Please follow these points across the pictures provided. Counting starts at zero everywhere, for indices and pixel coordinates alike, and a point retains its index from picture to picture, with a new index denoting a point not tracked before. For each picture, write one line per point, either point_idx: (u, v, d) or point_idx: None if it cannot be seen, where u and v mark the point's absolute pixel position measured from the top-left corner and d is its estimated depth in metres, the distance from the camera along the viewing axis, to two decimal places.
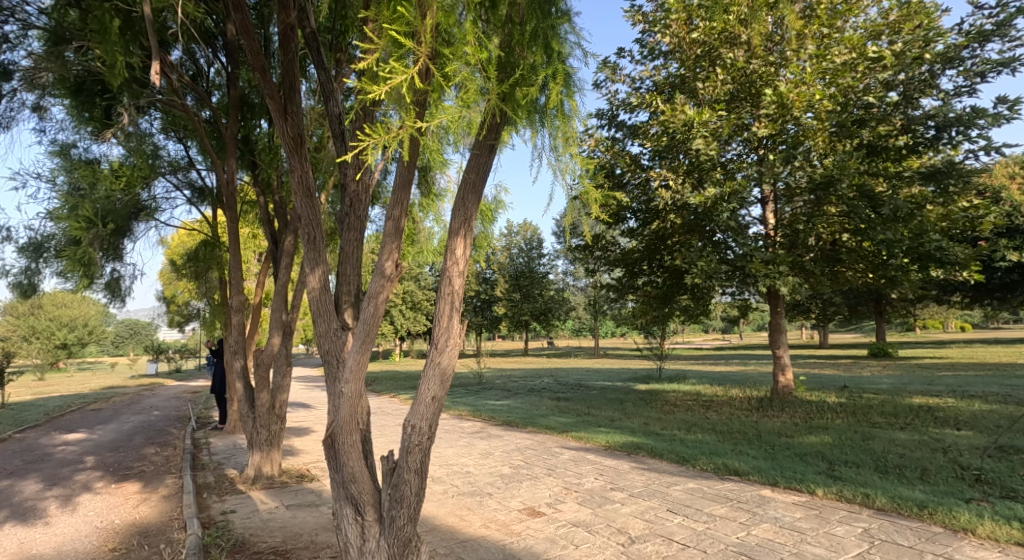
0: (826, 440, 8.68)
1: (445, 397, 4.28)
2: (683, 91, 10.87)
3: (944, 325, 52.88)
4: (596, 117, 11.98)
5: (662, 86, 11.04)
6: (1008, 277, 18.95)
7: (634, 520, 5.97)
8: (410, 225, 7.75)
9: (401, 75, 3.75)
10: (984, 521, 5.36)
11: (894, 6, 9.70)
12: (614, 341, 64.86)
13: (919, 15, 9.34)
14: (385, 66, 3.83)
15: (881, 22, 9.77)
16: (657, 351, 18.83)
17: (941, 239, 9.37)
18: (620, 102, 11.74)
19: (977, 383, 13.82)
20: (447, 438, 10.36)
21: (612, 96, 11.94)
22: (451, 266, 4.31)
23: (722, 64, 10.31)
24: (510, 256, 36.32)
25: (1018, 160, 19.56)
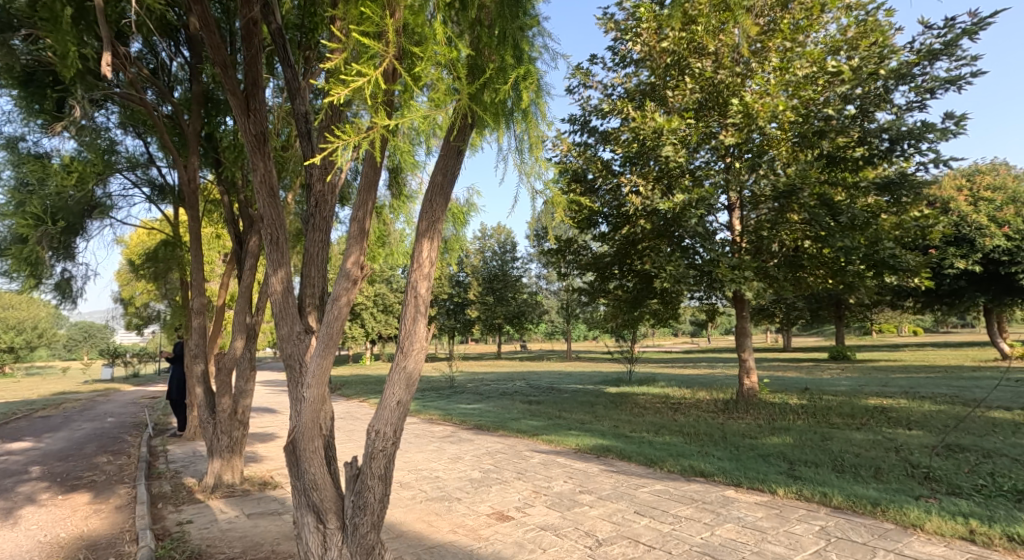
0: (787, 440, 8.84)
1: (411, 401, 4.19)
2: (653, 99, 10.94)
3: (899, 329, 54.66)
4: (567, 123, 12.01)
5: (633, 93, 11.08)
6: (957, 284, 19.72)
7: (601, 523, 5.95)
8: (380, 227, 7.64)
9: (367, 74, 3.66)
10: (932, 517, 5.49)
11: (853, 22, 9.92)
12: (584, 344, 65.26)
13: (875, 33, 9.60)
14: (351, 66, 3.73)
15: (840, 38, 9.97)
16: (627, 354, 18.95)
17: (895, 247, 9.61)
18: (592, 108, 11.80)
19: (932, 384, 14.30)
20: (417, 442, 10.23)
21: (584, 102, 12.00)
22: (417, 269, 4.23)
23: (690, 73, 10.42)
24: (483, 260, 36.26)
25: (965, 173, 20.40)
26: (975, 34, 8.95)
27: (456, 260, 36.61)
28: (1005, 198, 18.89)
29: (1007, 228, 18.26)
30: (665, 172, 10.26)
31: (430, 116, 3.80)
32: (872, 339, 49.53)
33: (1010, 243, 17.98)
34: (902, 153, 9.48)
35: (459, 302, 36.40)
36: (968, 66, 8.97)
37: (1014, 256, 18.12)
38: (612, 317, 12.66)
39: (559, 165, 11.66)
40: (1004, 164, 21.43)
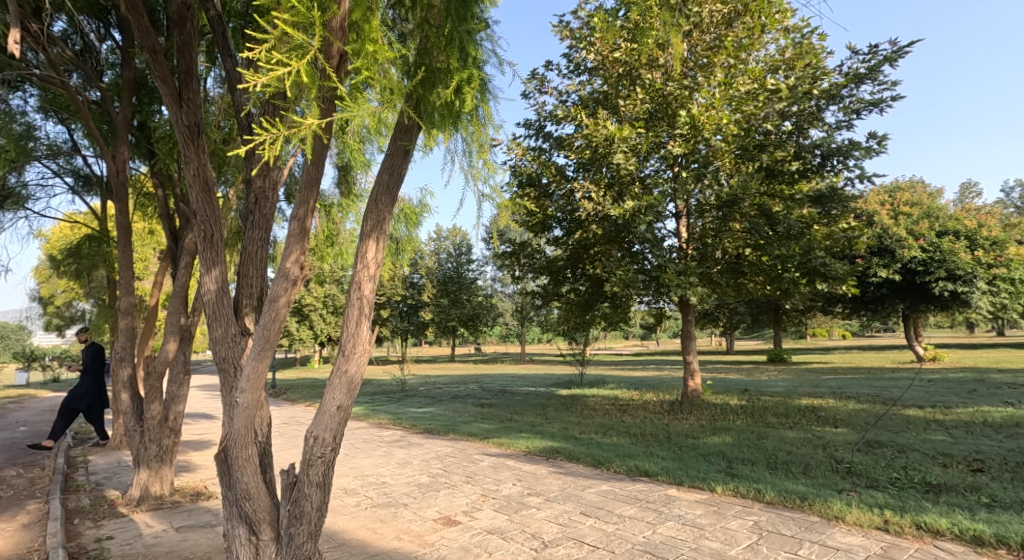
0: (726, 440, 9.02)
1: (352, 406, 4.01)
2: (606, 108, 11.04)
3: (831, 333, 57.32)
4: (522, 127, 11.97)
5: (587, 101, 11.15)
6: (880, 292, 20.78)
7: (547, 524, 5.89)
8: (328, 225, 7.41)
9: (286, 67, 3.32)
10: (853, 509, 5.67)
11: (790, 43, 10.24)
12: (535, 347, 65.65)
13: (810, 54, 9.95)
14: (271, 55, 3.38)
15: (779, 58, 10.30)
16: (578, 357, 19.07)
17: (826, 256, 9.94)
18: (547, 113, 11.81)
19: (861, 385, 15.01)
20: (363, 447, 9.93)
21: (539, 107, 11.99)
22: (362, 269, 4.04)
23: (641, 84, 10.52)
24: (437, 261, 35.76)
25: (887, 188, 21.63)
26: (896, 60, 9.42)
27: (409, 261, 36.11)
28: (923, 212, 20.11)
29: (922, 241, 19.46)
30: (616, 179, 10.28)
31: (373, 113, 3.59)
32: (807, 343, 51.71)
33: (925, 254, 19.12)
34: (832, 168, 9.95)
35: (412, 305, 35.88)
36: (890, 90, 9.43)
37: (929, 267, 19.23)
38: (565, 320, 12.72)
39: (512, 170, 11.60)
40: (921, 182, 22.80)
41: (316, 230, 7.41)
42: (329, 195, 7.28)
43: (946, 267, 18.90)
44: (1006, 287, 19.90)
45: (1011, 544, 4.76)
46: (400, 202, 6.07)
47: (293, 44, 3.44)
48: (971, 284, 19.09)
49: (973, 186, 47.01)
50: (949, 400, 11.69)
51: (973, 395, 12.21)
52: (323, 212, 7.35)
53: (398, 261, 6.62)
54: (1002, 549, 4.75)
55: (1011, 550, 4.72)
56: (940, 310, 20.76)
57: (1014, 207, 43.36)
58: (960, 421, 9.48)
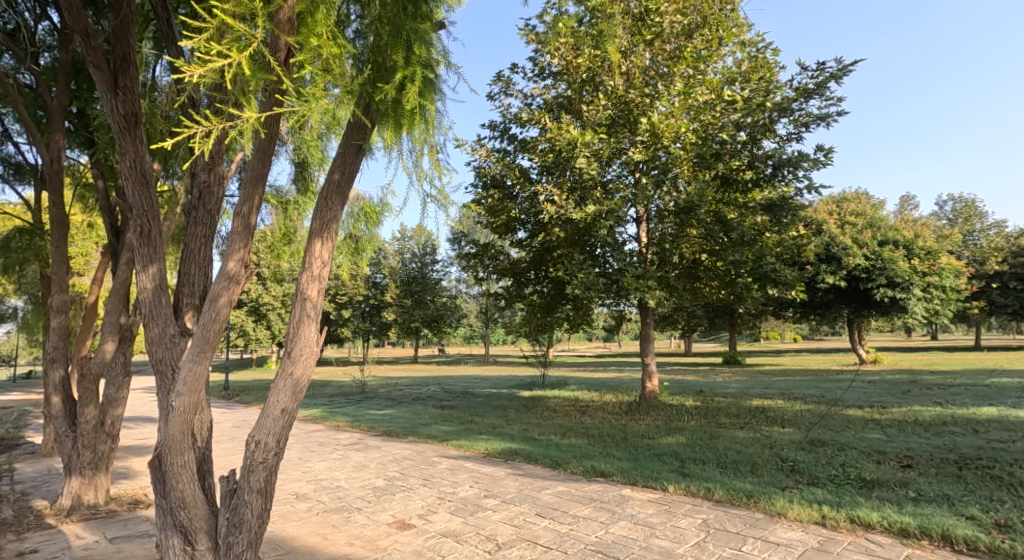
0: (681, 440, 9.21)
1: (297, 409, 3.92)
2: (570, 112, 11.19)
3: (782, 334, 59.32)
4: (487, 128, 12.00)
5: (552, 105, 11.27)
6: (826, 298, 21.66)
7: (503, 526, 5.89)
8: (286, 224, 7.32)
9: (223, 59, 3.19)
10: (794, 505, 5.87)
11: (746, 56, 10.55)
12: (500, 348, 66.05)
13: (764, 68, 10.28)
14: (208, 45, 3.24)
15: (735, 70, 10.57)
16: (541, 358, 19.20)
17: (776, 262, 10.37)
18: (512, 115, 11.87)
19: (809, 385, 15.71)
20: (319, 450, 9.73)
21: (504, 109, 12.04)
22: (308, 270, 3.96)
23: (604, 91, 10.68)
24: (401, 261, 35.41)
25: (834, 199, 22.70)
26: (841, 78, 9.84)
27: (372, 261, 35.69)
28: (866, 222, 21.12)
29: (865, 249, 20.33)
30: (580, 183, 10.39)
31: (320, 112, 3.52)
32: (759, 345, 53.45)
33: (867, 262, 20.01)
34: (783, 178, 10.18)
35: (374, 305, 35.57)
36: (836, 106, 9.83)
37: (871, 274, 20.14)
38: (527, 321, 12.77)
39: (477, 170, 11.63)
40: (865, 194, 23.85)
41: (273, 228, 7.35)
42: (289, 191, 7.08)
43: (886, 274, 19.83)
44: (939, 294, 21.04)
45: (934, 535, 5.00)
46: (359, 200, 5.85)
47: (234, 35, 3.34)
48: (907, 290, 20.05)
49: (910, 199, 49.65)
50: (887, 400, 12.23)
51: (906, 395, 12.84)
52: (280, 210, 7.27)
53: (360, 259, 6.54)
54: (926, 540, 4.99)
55: (934, 540, 4.96)
56: (880, 316, 21.76)
57: (947, 219, 45.88)
58: (895, 420, 9.91)
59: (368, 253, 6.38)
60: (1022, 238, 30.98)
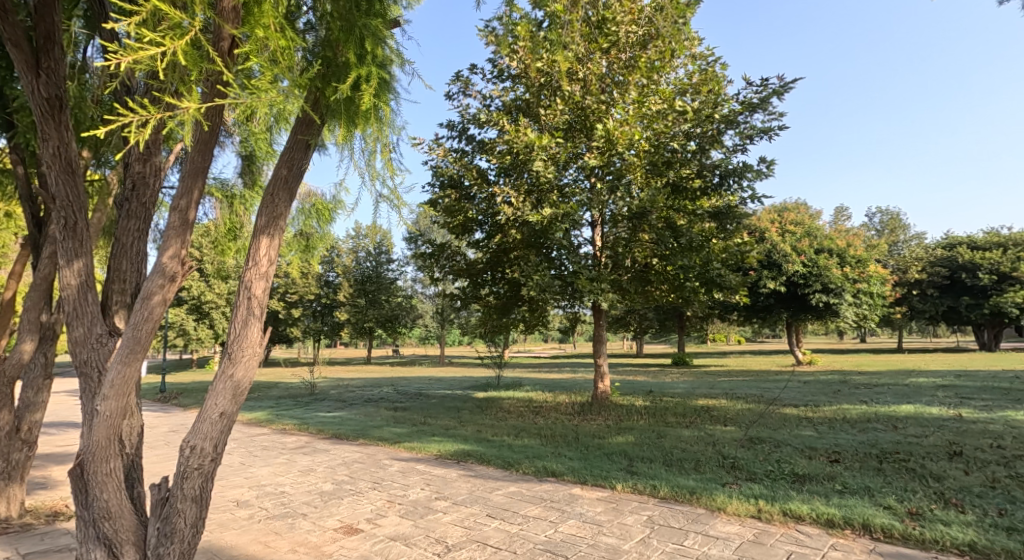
0: (630, 439, 9.42)
1: (236, 413, 3.84)
2: (528, 115, 11.26)
3: (728, 337, 61.24)
4: (445, 128, 11.99)
5: (510, 107, 11.33)
6: (768, 302, 22.56)
7: (452, 528, 5.92)
8: (231, 218, 7.07)
9: (158, 47, 3.04)
10: (733, 500, 6.12)
11: (697, 69, 10.88)
12: (454, 349, 65.87)
13: (713, 81, 10.62)
14: (142, 32, 3.08)
15: (687, 82, 10.85)
16: (496, 359, 19.27)
17: (721, 267, 10.65)
18: (470, 116, 11.92)
19: (749, 386, 16.35)
20: (264, 455, 9.49)
21: (463, 109, 12.09)
22: (253, 267, 3.86)
23: (561, 96, 10.83)
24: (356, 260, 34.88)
25: (776, 208, 23.72)
26: (783, 94, 10.28)
27: (325, 260, 35.07)
28: (806, 231, 22.14)
29: (804, 256, 21.27)
30: (536, 186, 10.50)
31: (269, 104, 3.46)
32: (705, 346, 55.09)
33: (805, 269, 20.91)
34: (730, 188, 10.66)
35: (326, 304, 35.00)
36: (777, 121, 10.31)
37: (808, 280, 21.06)
38: (482, 322, 12.82)
39: (433, 170, 11.57)
40: (804, 204, 24.97)
41: (217, 222, 7.07)
42: (234, 183, 6.89)
43: (822, 280, 20.82)
44: (868, 299, 22.23)
45: (856, 524, 5.31)
46: (312, 197, 5.79)
47: (172, 22, 3.19)
48: (840, 296, 21.12)
49: (844, 209, 52.31)
50: (820, 399, 12.81)
51: (839, 394, 13.53)
52: (225, 204, 7.04)
53: (312, 256, 6.40)
54: (849, 529, 5.29)
55: (855, 529, 5.27)
56: (816, 320, 22.81)
57: (875, 229, 48.48)
58: (827, 418, 10.42)
59: (320, 250, 6.30)
60: (941, 250, 33.17)
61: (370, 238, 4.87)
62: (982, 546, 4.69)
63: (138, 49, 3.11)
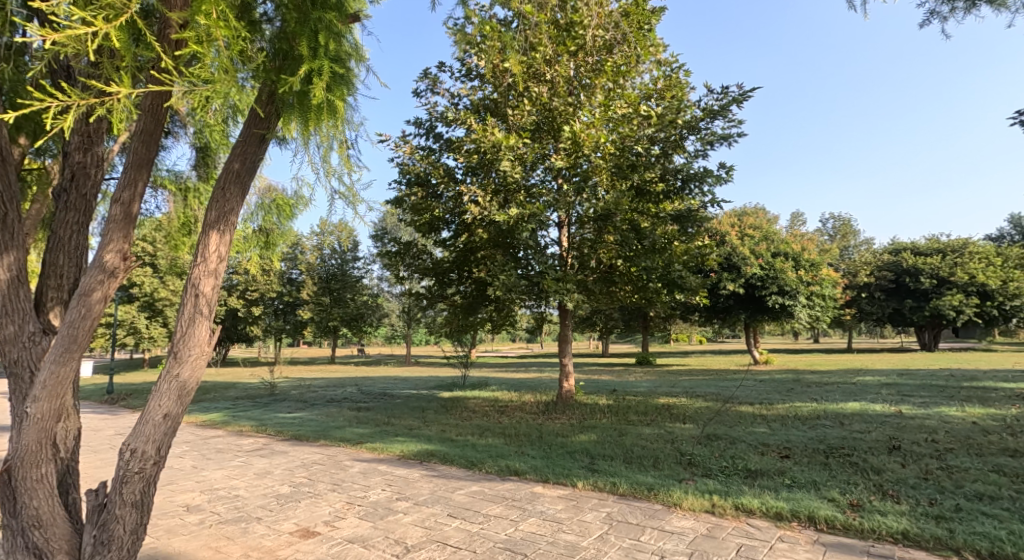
0: (592, 437, 9.49)
1: (181, 414, 3.68)
2: (495, 115, 11.23)
3: (689, 338, 62.39)
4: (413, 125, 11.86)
5: (478, 106, 11.28)
6: (727, 303, 23.13)
7: (412, 528, 5.85)
8: (184, 212, 6.82)
9: (85, 28, 2.88)
10: (689, 496, 6.22)
11: (662, 75, 11.03)
12: (418, 349, 65.49)
13: (677, 87, 10.80)
14: (69, 11, 2.91)
15: (652, 87, 11.01)
16: (462, 359, 19.16)
17: (683, 269, 10.82)
18: (438, 114, 11.81)
19: (710, 384, 16.70)
20: (218, 458, 9.21)
21: (431, 107, 11.98)
22: (201, 264, 3.70)
23: (529, 97, 10.82)
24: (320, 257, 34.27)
25: (735, 212, 24.35)
26: (742, 102, 10.54)
27: (286, 257, 34.37)
28: (764, 235, 22.78)
29: (761, 259, 21.88)
30: (503, 186, 10.46)
31: (225, 96, 3.34)
32: (667, 345, 56.22)
33: (762, 272, 21.51)
34: (690, 192, 10.97)
35: (288, 302, 34.35)
36: (737, 129, 10.59)
37: (765, 282, 21.68)
38: (448, 322, 12.73)
39: (400, 167, 11.42)
40: (761, 209, 25.67)
41: (170, 216, 6.82)
42: (188, 175, 6.62)
43: (778, 283, 21.49)
44: (821, 302, 22.92)
45: (801, 516, 5.47)
46: (271, 192, 5.69)
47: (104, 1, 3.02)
48: (794, 298, 21.83)
49: (800, 215, 54.03)
50: (776, 397, 13.16)
51: (792, 392, 13.96)
52: (179, 197, 6.78)
53: (275, 257, 6.25)
54: (795, 522, 5.44)
55: (801, 521, 5.43)
56: (772, 322, 23.49)
57: (826, 235, 50.31)
58: (780, 415, 10.71)
59: (282, 246, 6.13)
60: (887, 256, 34.67)
61: (335, 235, 4.79)
62: (914, 534, 4.89)
63: (66, 31, 2.96)
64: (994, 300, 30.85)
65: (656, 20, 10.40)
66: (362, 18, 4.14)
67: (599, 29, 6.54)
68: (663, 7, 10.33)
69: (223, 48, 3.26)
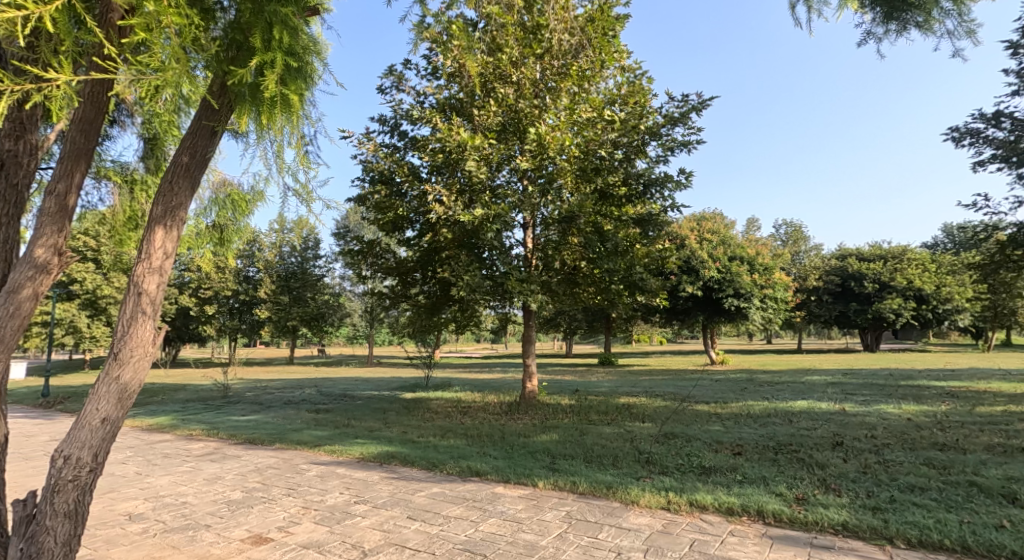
0: (554, 437, 9.56)
1: (120, 419, 3.56)
2: (461, 115, 11.17)
3: (649, 340, 63.44)
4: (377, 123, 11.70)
5: (443, 106, 11.21)
6: (686, 305, 23.62)
7: (370, 532, 5.80)
8: (131, 205, 6.56)
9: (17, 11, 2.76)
10: (646, 493, 6.34)
11: (626, 81, 11.20)
12: (380, 349, 64.83)
13: (640, 93, 10.98)
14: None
15: (616, 92, 11.16)
16: (425, 359, 19.06)
17: (643, 271, 11.02)
18: (403, 112, 11.70)
19: (669, 383, 17.02)
20: (165, 463, 8.91)
21: (396, 104, 11.83)
22: (145, 261, 3.59)
23: (494, 98, 10.83)
24: (279, 255, 33.52)
25: (695, 216, 24.90)
26: (701, 110, 10.79)
27: (243, 255, 33.52)
28: (722, 239, 23.35)
29: (719, 262, 22.44)
30: (468, 186, 10.45)
31: (176, 84, 3.25)
32: (628, 346, 57.09)
33: (720, 274, 22.07)
34: (652, 196, 11.16)
35: (245, 301, 33.54)
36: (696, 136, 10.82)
37: (722, 285, 22.26)
38: (411, 322, 12.64)
39: (363, 164, 11.27)
40: (719, 214, 26.28)
41: (115, 209, 6.56)
42: (135, 167, 6.42)
43: (734, 286, 22.09)
44: (775, 304, 23.63)
45: (751, 511, 5.63)
46: (226, 186, 5.60)
47: None
48: (749, 300, 22.48)
49: (756, 220, 55.53)
50: (729, 396, 13.52)
51: (745, 391, 14.37)
52: (125, 190, 6.53)
53: (232, 254, 6.10)
54: (745, 516, 5.60)
55: (750, 515, 5.59)
56: (728, 323, 24.11)
57: (780, 239, 51.96)
58: (734, 414, 11.00)
59: (237, 242, 5.98)
60: (836, 260, 36.05)
61: (296, 233, 4.73)
62: (853, 525, 5.10)
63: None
64: (930, 303, 32.30)
65: (620, 27, 10.56)
66: (321, 10, 4.06)
67: (564, 34, 6.58)
68: (627, 14, 10.51)
69: (173, 35, 3.18)
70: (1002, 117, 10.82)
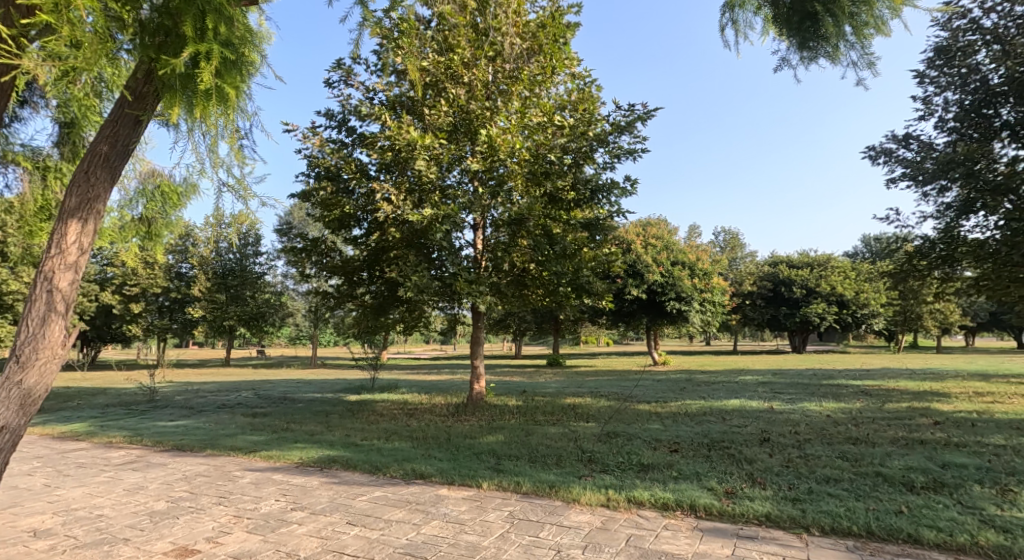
0: (500, 438, 9.63)
1: (21, 425, 3.37)
2: (411, 113, 11.07)
3: (595, 341, 64.51)
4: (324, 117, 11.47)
5: (394, 103, 11.06)
6: (631, 307, 24.14)
7: (307, 539, 5.71)
8: (44, 194, 6.23)
9: None
10: (587, 491, 6.49)
11: (576, 87, 11.36)
12: (323, 348, 63.44)
13: (589, 100, 11.15)
14: None
15: (566, 98, 11.30)
16: (370, 360, 18.81)
17: (590, 274, 11.24)
18: (351, 107, 11.51)
19: (613, 384, 17.39)
20: (80, 474, 8.47)
21: (345, 99, 11.62)
22: (58, 256, 3.44)
23: (445, 98, 10.77)
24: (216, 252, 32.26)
25: (639, 221, 25.52)
26: (647, 119, 11.08)
27: (177, 250, 32.13)
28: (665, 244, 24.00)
29: (662, 267, 23.07)
30: (418, 185, 10.40)
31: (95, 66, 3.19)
32: (574, 347, 57.94)
33: (662, 278, 22.72)
34: (599, 201, 11.37)
35: (178, 299, 32.18)
36: (642, 144, 11.09)
37: (665, 289, 22.93)
38: (357, 323, 12.47)
39: (308, 160, 11.06)
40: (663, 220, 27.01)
41: (26, 198, 6.20)
42: (49, 152, 6.14)
43: (675, 289, 22.78)
44: (714, 308, 24.48)
45: (684, 505, 5.85)
46: (154, 177, 5.34)
47: None
48: (689, 303, 23.21)
49: (695, 227, 57.15)
50: (668, 396, 13.91)
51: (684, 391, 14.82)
52: (38, 176, 6.21)
53: (163, 248, 5.91)
54: (679, 510, 5.81)
55: (683, 510, 5.81)
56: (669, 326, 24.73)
57: (719, 246, 53.89)
58: (672, 413, 11.33)
59: (167, 236, 5.85)
60: (769, 267, 37.66)
61: (235, 230, 4.62)
62: (775, 516, 5.37)
63: None
64: (849, 308, 33.97)
65: (571, 34, 10.74)
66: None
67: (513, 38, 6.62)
68: (578, 22, 10.69)
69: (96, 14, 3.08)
70: (911, 138, 11.59)
